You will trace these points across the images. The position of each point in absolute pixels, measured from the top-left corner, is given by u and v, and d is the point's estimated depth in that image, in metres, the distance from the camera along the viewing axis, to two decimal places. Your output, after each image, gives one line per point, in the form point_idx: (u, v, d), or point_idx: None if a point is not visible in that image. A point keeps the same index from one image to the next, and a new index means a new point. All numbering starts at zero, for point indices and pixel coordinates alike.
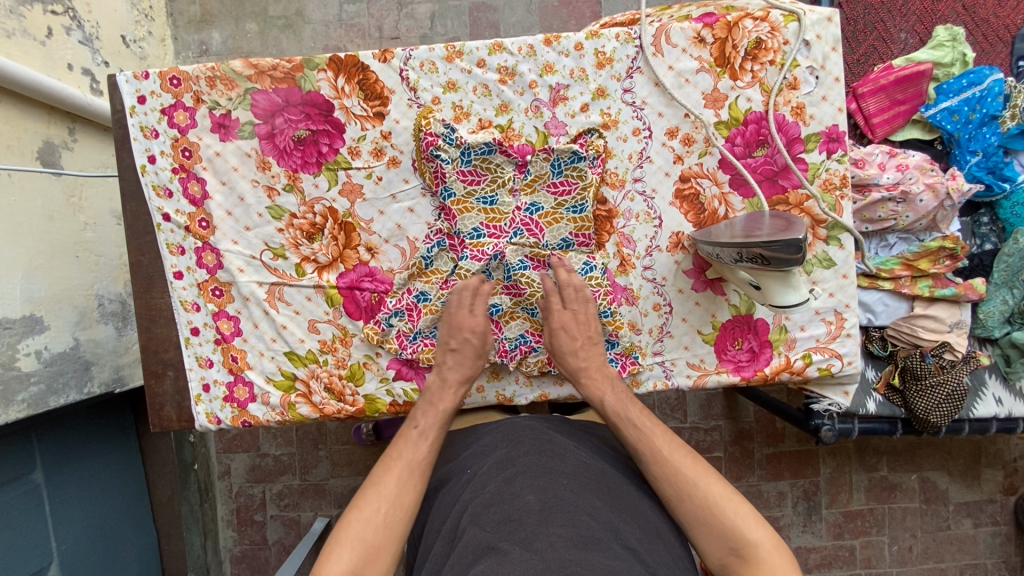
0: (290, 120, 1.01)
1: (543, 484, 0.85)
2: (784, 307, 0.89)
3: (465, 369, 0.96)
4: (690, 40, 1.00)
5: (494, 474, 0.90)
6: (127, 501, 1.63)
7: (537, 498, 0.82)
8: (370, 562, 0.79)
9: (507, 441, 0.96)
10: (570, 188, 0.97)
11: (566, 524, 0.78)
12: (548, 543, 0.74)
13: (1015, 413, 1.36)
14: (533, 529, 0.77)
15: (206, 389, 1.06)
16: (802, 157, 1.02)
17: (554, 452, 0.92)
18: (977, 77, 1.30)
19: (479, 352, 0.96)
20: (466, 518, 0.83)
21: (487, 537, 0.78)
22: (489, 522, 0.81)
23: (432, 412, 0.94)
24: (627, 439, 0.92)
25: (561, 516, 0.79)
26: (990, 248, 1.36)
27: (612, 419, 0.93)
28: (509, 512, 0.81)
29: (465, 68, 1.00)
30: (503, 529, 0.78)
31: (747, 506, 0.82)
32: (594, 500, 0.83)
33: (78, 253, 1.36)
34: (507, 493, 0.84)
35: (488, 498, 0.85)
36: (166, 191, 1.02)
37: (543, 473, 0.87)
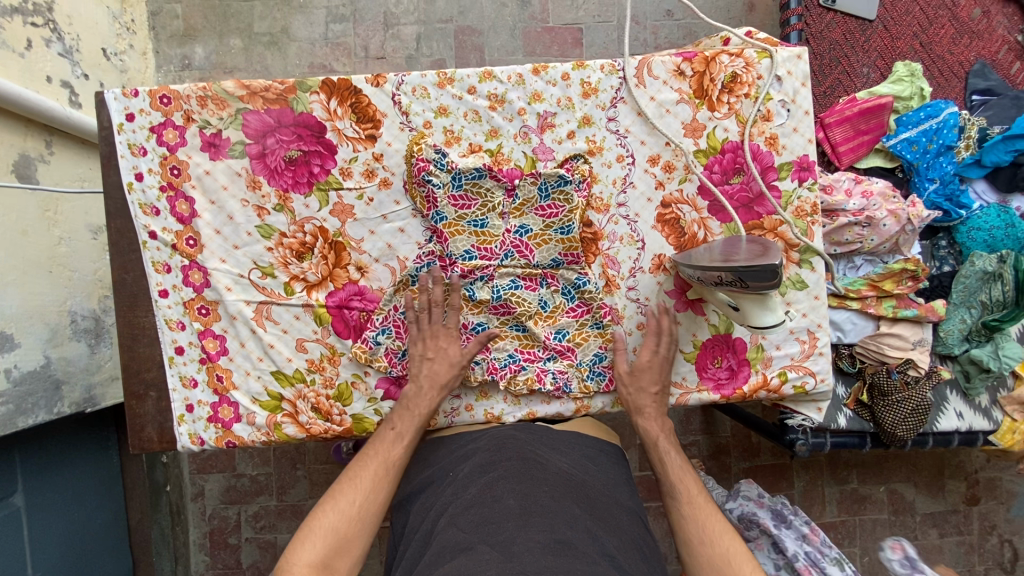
0: (282, 140, 1.02)
1: (524, 490, 0.86)
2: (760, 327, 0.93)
3: (424, 399, 0.99)
4: (670, 73, 1.06)
5: (476, 476, 0.91)
6: (100, 524, 1.58)
7: (518, 502, 0.83)
8: (338, 551, 0.87)
9: (494, 448, 0.96)
10: (557, 211, 1.00)
11: (545, 529, 0.79)
12: (526, 548, 0.75)
13: (975, 427, 1.44)
14: (512, 531, 0.78)
15: (190, 410, 1.04)
16: (776, 184, 1.07)
17: (537, 461, 0.92)
18: (934, 110, 1.39)
19: (438, 381, 0.99)
20: (444, 517, 0.84)
21: (465, 537, 0.79)
22: (466, 524, 0.82)
23: (408, 416, 0.98)
24: (670, 478, 0.99)
25: (540, 520, 0.80)
26: (949, 270, 1.44)
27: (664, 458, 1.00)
28: (488, 514, 0.82)
29: (456, 94, 1.03)
30: (481, 530, 0.79)
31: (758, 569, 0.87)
32: (574, 507, 0.85)
33: (52, 269, 1.33)
34: (489, 496, 0.85)
35: (469, 500, 0.86)
36: (153, 209, 1.02)
37: (526, 478, 0.88)
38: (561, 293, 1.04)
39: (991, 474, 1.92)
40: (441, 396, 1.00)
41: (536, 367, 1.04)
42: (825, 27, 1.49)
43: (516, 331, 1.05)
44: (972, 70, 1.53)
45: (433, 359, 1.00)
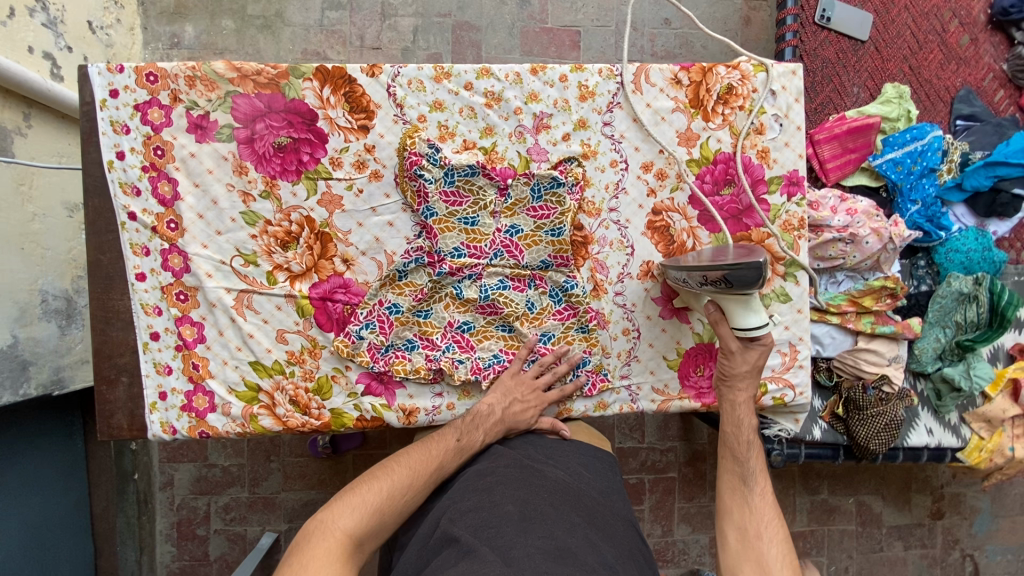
0: (272, 126, 0.99)
1: (523, 496, 0.88)
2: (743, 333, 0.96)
3: (493, 426, 1.00)
4: (667, 81, 1.06)
5: (470, 483, 0.93)
6: (61, 511, 1.53)
7: (516, 508, 0.86)
8: (373, 531, 0.88)
9: (487, 458, 1.00)
10: (548, 213, 1.00)
11: (543, 536, 0.81)
12: (525, 554, 0.77)
13: (943, 443, 1.48)
14: (511, 537, 0.80)
15: (163, 397, 1.01)
16: (765, 198, 1.08)
17: (536, 469, 0.95)
18: (920, 132, 1.43)
19: (511, 418, 1.01)
20: (443, 520, 0.86)
21: (468, 539, 0.81)
22: (467, 526, 0.84)
23: (474, 430, 0.99)
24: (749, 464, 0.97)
25: (538, 528, 0.83)
26: (926, 289, 1.47)
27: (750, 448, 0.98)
28: (488, 518, 0.84)
29: (452, 90, 1.02)
30: (482, 533, 0.81)
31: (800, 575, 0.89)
32: (573, 515, 0.87)
33: (24, 245, 1.28)
34: (489, 500, 0.88)
35: (468, 505, 0.88)
36: (134, 189, 0.99)
37: (524, 484, 0.91)
38: (548, 296, 1.03)
39: (955, 490, 1.97)
40: (506, 430, 1.02)
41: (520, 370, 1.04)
42: (819, 45, 1.51)
43: (503, 332, 1.04)
44: (957, 96, 1.57)
45: (526, 401, 1.01)
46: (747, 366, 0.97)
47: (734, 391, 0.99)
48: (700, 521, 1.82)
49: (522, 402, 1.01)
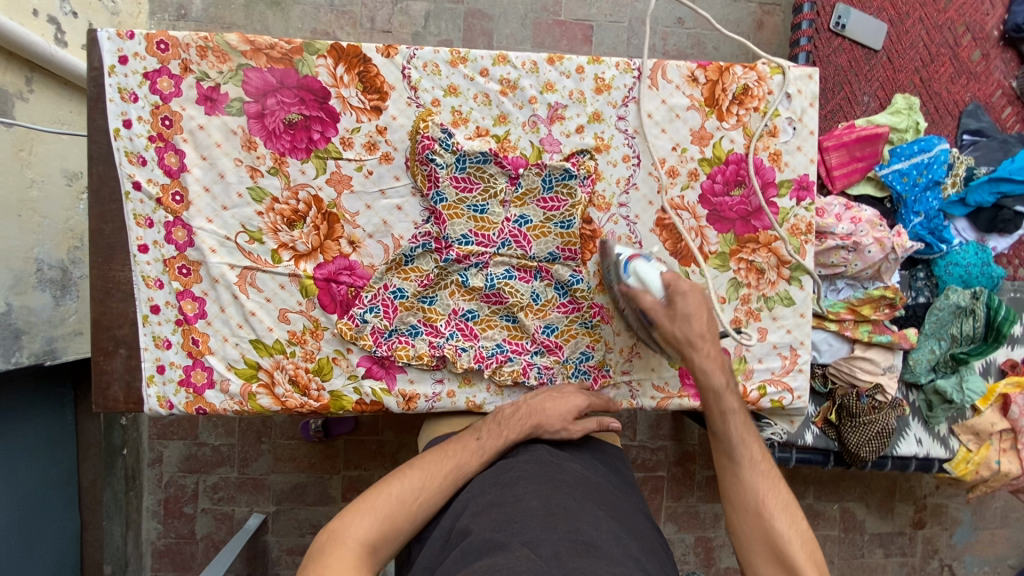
0: (283, 102, 0.98)
1: (547, 491, 0.87)
2: (630, 272, 0.95)
3: (522, 430, 0.97)
4: (684, 78, 1.06)
5: (491, 478, 0.92)
6: (49, 482, 1.52)
7: (541, 503, 0.84)
8: (388, 537, 0.86)
9: (508, 452, 0.99)
10: (559, 204, 1.00)
11: (569, 531, 0.79)
12: (553, 551, 0.75)
13: (932, 453, 1.50)
14: (538, 532, 0.79)
15: (160, 371, 1.00)
16: (774, 201, 1.08)
17: (556, 464, 0.94)
18: (927, 144, 1.44)
19: (545, 423, 0.97)
20: (464, 516, 0.86)
21: (493, 536, 0.79)
22: (491, 522, 0.83)
23: (497, 436, 0.97)
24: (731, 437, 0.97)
25: (564, 523, 0.81)
26: (923, 301, 1.48)
27: (724, 414, 0.97)
28: (511, 514, 0.83)
29: (468, 75, 1.01)
30: (508, 529, 0.80)
31: (810, 540, 0.91)
32: (595, 510, 0.85)
33: (21, 212, 1.26)
34: (511, 495, 0.87)
35: (491, 499, 0.88)
36: (139, 158, 0.97)
37: (547, 479, 0.90)
38: (554, 288, 1.02)
39: (938, 501, 2.00)
40: (535, 428, 0.97)
41: (522, 360, 1.03)
42: (832, 52, 1.51)
43: (506, 322, 1.04)
44: (966, 110, 1.58)
45: (554, 398, 0.99)
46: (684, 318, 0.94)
47: (699, 352, 0.95)
48: (686, 520, 1.84)
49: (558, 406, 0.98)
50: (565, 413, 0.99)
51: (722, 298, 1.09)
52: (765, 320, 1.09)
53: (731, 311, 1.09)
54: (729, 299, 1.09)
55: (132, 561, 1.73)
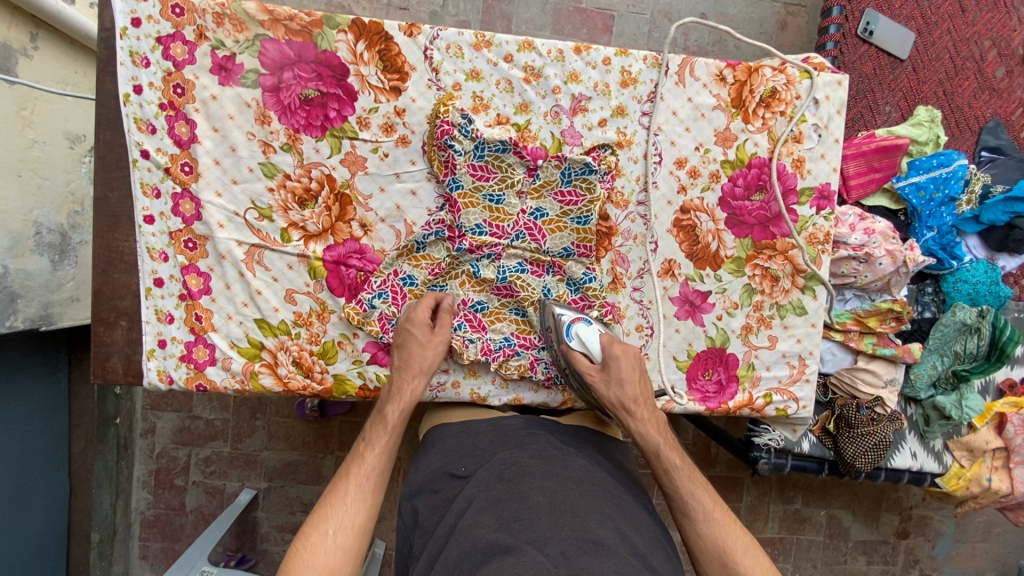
0: (300, 76, 0.95)
1: (553, 487, 0.84)
2: (573, 335, 0.95)
3: (402, 400, 0.92)
4: (712, 77, 1.03)
5: (497, 472, 0.88)
6: (40, 447, 1.51)
7: (548, 500, 0.81)
8: None
9: (514, 445, 0.94)
10: (576, 199, 0.97)
11: (576, 529, 0.76)
12: (561, 550, 0.72)
13: (925, 468, 1.51)
14: (545, 531, 0.76)
15: (161, 345, 0.98)
16: (795, 208, 1.06)
17: (560, 459, 0.91)
18: (947, 158, 1.41)
19: (424, 365, 0.93)
20: (469, 512, 0.82)
21: (498, 538, 0.76)
22: (495, 519, 0.80)
23: (382, 429, 0.91)
24: (680, 490, 0.92)
25: (571, 520, 0.78)
26: (929, 316, 1.47)
27: (665, 467, 0.94)
28: (518, 511, 0.80)
29: (491, 60, 0.98)
30: (514, 527, 0.77)
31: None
32: (602, 506, 0.83)
33: (21, 172, 1.22)
34: (517, 491, 0.83)
35: (496, 495, 0.84)
36: (149, 126, 0.94)
37: (553, 475, 0.87)
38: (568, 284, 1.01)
39: (923, 512, 2.02)
40: (403, 373, 0.93)
41: (530, 355, 1.02)
42: (858, 59, 1.48)
43: (515, 315, 1.03)
44: (986, 127, 1.56)
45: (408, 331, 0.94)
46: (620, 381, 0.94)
47: (636, 413, 0.95)
48: None
49: (414, 337, 0.93)
50: (415, 334, 0.94)
51: (735, 304, 1.07)
52: (776, 328, 1.08)
53: (743, 316, 1.08)
54: (741, 304, 1.07)
55: (120, 530, 1.72)
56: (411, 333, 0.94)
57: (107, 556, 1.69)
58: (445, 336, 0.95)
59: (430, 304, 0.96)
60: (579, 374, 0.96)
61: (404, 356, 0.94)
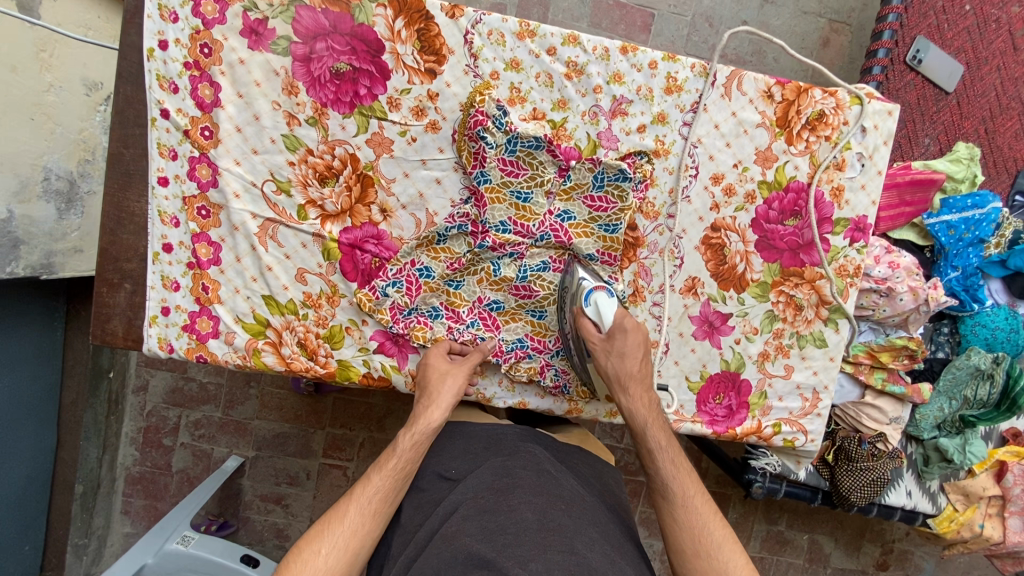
0: (333, 48, 0.91)
1: (542, 504, 0.81)
2: (590, 301, 0.92)
3: (415, 427, 0.89)
4: (759, 93, 0.99)
5: (486, 482, 0.86)
6: (30, 395, 1.50)
7: (535, 517, 0.79)
8: None
9: (506, 453, 0.92)
10: (607, 206, 0.94)
11: (562, 549, 0.74)
12: (544, 567, 0.70)
13: (919, 507, 1.49)
14: (529, 547, 0.74)
15: (165, 312, 0.95)
16: (828, 237, 1.03)
17: (553, 476, 0.88)
18: (982, 200, 1.36)
19: (439, 392, 0.90)
20: (455, 517, 0.81)
21: (480, 550, 0.73)
22: (478, 531, 0.77)
23: (392, 452, 0.88)
24: (661, 473, 0.89)
25: (558, 540, 0.76)
26: (942, 357, 1.44)
27: (650, 447, 0.89)
28: (504, 524, 0.78)
29: (533, 51, 0.94)
30: (497, 541, 0.74)
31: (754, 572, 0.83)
32: (591, 529, 0.81)
33: (34, 116, 1.19)
34: (505, 504, 0.81)
35: (482, 505, 0.82)
36: (171, 85, 0.90)
37: (542, 491, 0.84)
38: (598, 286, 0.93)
39: (905, 547, 2.02)
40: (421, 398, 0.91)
41: (542, 359, 1.00)
42: (903, 87, 1.43)
43: (533, 316, 1.00)
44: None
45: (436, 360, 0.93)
46: (618, 353, 0.90)
47: (631, 393, 0.90)
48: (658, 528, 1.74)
49: (434, 362, 0.93)
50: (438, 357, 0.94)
51: (754, 329, 1.04)
52: (794, 358, 1.06)
53: (762, 342, 1.05)
54: (762, 330, 1.05)
55: (104, 484, 1.71)
56: (432, 363, 0.92)
57: (90, 509, 1.68)
58: (467, 368, 0.93)
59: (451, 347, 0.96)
60: (583, 339, 0.93)
61: (424, 386, 0.92)
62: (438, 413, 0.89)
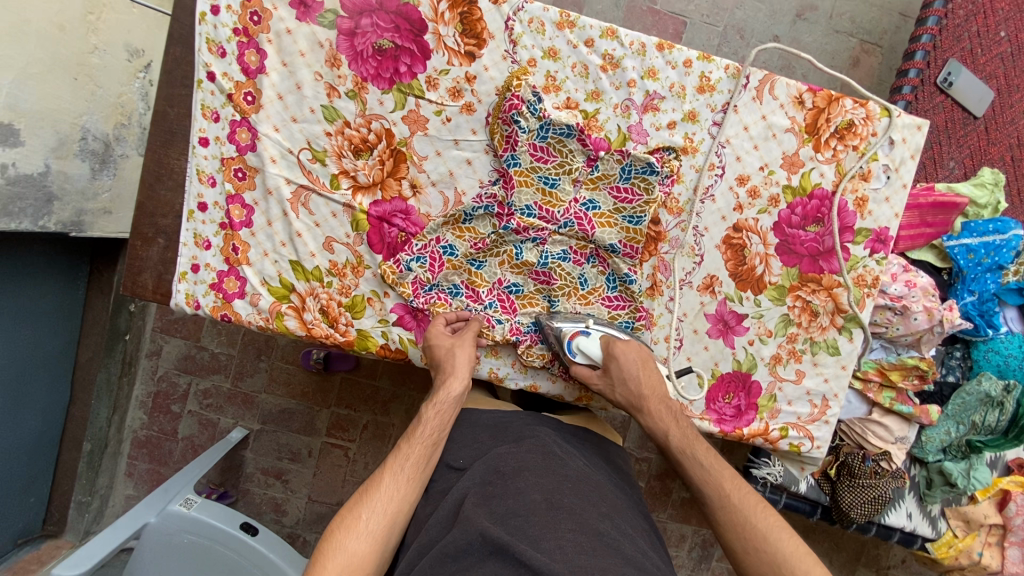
0: (377, 25, 0.93)
1: (549, 485, 0.82)
2: (575, 351, 0.93)
3: (437, 399, 0.91)
4: (791, 98, 1.01)
5: (491, 467, 0.87)
6: (50, 350, 1.54)
7: (544, 498, 0.80)
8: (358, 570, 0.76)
9: (512, 440, 0.92)
10: (632, 198, 0.95)
11: (573, 526, 0.76)
12: (556, 545, 0.72)
13: (918, 530, 1.48)
14: (541, 526, 0.75)
15: (194, 270, 0.97)
16: (848, 246, 1.04)
17: (559, 457, 0.89)
18: (1004, 225, 1.35)
19: (453, 363, 0.91)
20: (466, 504, 0.81)
21: (492, 529, 0.74)
22: (489, 513, 0.79)
23: (420, 423, 0.90)
24: (693, 478, 0.90)
25: (568, 517, 0.77)
26: (952, 381, 1.43)
27: (676, 457, 0.91)
28: (514, 506, 0.79)
29: (572, 41, 0.96)
30: (510, 523, 0.76)
31: (808, 554, 0.81)
32: (601, 506, 0.82)
33: (77, 76, 1.22)
34: (512, 487, 0.82)
35: (489, 492, 0.83)
36: (219, 49, 0.93)
37: (549, 473, 0.85)
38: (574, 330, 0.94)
39: None
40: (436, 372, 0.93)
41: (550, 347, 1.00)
42: (932, 108, 1.43)
43: (548, 304, 1.01)
44: None
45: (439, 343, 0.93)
46: (616, 385, 0.94)
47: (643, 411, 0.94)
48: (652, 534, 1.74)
49: (437, 343, 0.93)
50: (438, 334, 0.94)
51: (768, 331, 1.05)
52: (806, 364, 1.06)
53: (775, 345, 1.06)
54: (776, 333, 1.05)
55: (111, 444, 1.75)
56: (435, 341, 0.93)
57: (95, 467, 1.71)
58: (470, 335, 0.95)
59: (448, 320, 0.97)
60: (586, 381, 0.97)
61: (435, 364, 0.93)
62: (457, 381, 0.91)
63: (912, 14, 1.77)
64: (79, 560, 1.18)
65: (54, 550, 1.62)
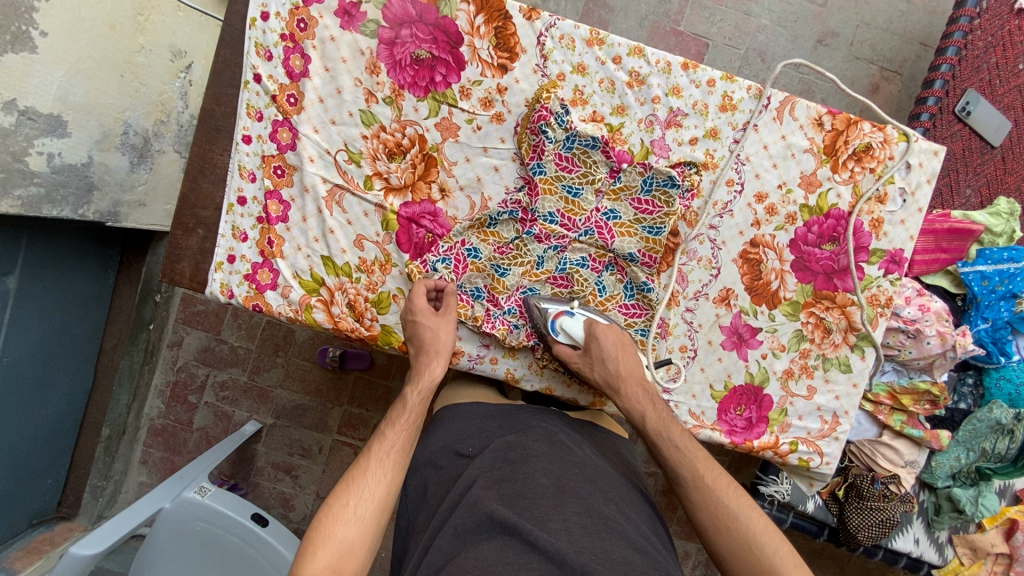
0: (416, 36, 0.98)
1: (557, 471, 0.85)
2: (558, 330, 0.96)
3: (421, 382, 0.93)
4: (810, 120, 1.04)
5: (501, 454, 0.89)
6: (77, 335, 1.59)
7: (551, 482, 0.82)
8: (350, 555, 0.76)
9: (519, 429, 0.95)
10: (653, 209, 0.97)
11: (579, 510, 0.78)
12: (563, 526, 0.75)
13: (925, 557, 1.46)
14: (548, 508, 0.78)
15: (230, 260, 1.02)
16: (863, 266, 1.06)
17: (567, 446, 0.91)
18: (1018, 254, 1.34)
19: (438, 344, 0.95)
20: (474, 486, 0.82)
21: (499, 509, 0.77)
22: (499, 496, 0.81)
23: (402, 409, 0.91)
24: (669, 459, 0.90)
25: (574, 501, 0.80)
26: (964, 408, 1.44)
27: (652, 436, 0.91)
28: (522, 489, 0.81)
29: (600, 58, 1.00)
30: (517, 504, 0.78)
31: (776, 531, 0.83)
32: (607, 491, 0.85)
33: (124, 73, 1.28)
34: (522, 471, 0.84)
35: (499, 474, 0.85)
36: (266, 52, 0.98)
37: (557, 459, 0.87)
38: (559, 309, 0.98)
39: None
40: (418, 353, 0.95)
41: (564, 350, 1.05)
42: (950, 136, 1.45)
43: None
44: None
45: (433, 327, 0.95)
46: (597, 366, 0.94)
47: (622, 392, 0.94)
48: None
49: (421, 323, 0.95)
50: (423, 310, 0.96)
51: (782, 346, 1.07)
52: (817, 379, 1.08)
53: (787, 360, 1.08)
54: (789, 348, 1.07)
55: (128, 431, 1.79)
56: (422, 319, 0.95)
57: (112, 452, 1.76)
58: (451, 314, 0.98)
59: (427, 287, 0.98)
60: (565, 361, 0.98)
61: (420, 345, 0.95)
62: (439, 364, 0.94)
63: (932, 43, 1.80)
64: (96, 539, 1.19)
65: (67, 531, 1.66)
